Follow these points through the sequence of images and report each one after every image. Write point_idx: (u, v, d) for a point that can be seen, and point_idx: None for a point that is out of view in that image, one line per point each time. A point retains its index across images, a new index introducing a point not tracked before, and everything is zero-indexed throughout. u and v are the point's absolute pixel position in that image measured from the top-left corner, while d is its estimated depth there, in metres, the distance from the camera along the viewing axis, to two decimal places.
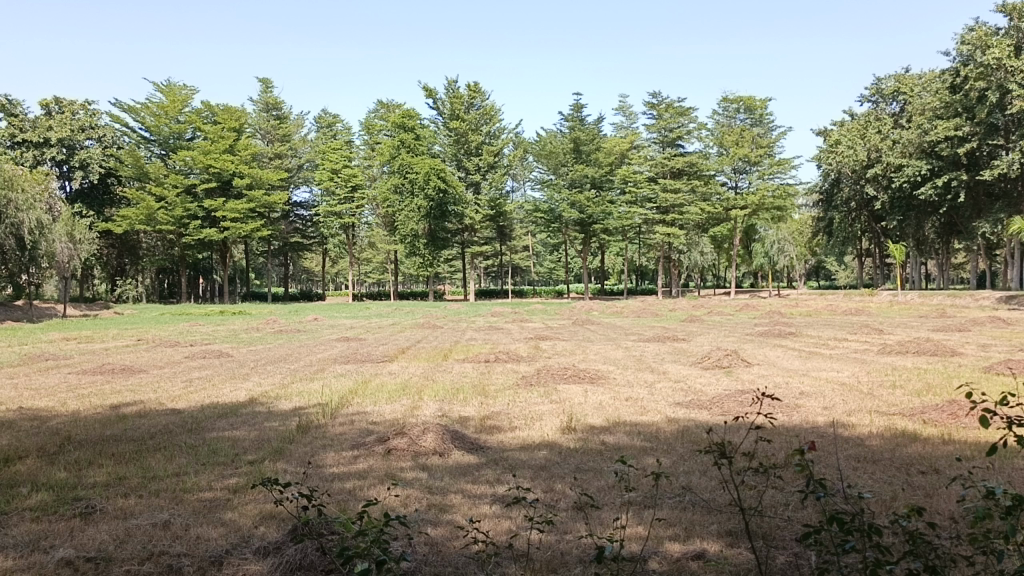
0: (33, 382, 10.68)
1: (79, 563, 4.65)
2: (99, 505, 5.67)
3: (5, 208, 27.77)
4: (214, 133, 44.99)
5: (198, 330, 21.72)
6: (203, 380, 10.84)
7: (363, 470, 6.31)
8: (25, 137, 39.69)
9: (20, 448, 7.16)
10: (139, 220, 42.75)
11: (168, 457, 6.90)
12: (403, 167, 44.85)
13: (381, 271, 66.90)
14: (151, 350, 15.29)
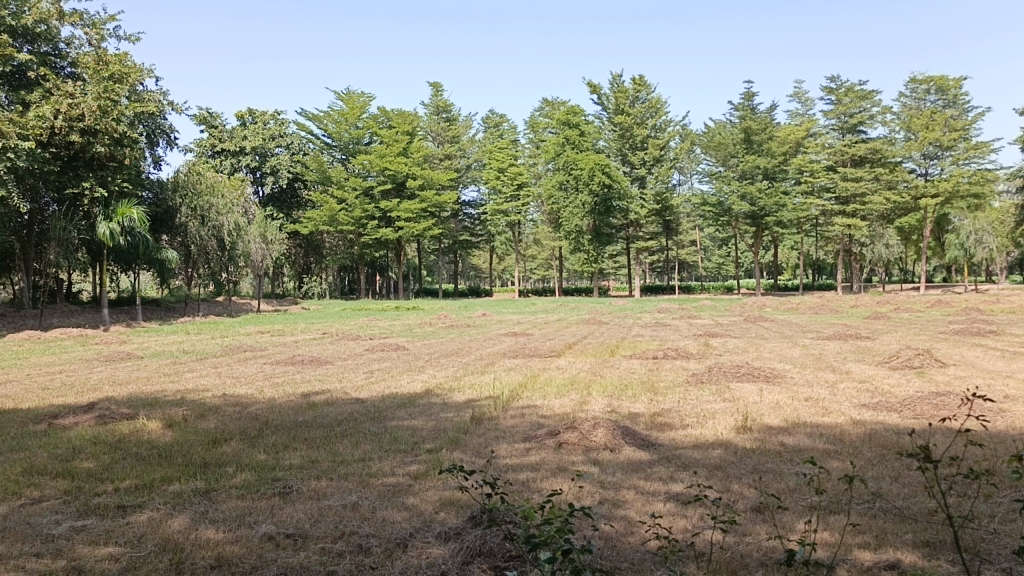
0: (236, 371, 11.67)
1: (279, 539, 5.03)
2: (295, 486, 6.10)
3: (207, 212, 30.77)
4: (388, 137, 47.22)
5: (377, 324, 22.93)
6: (383, 371, 11.41)
7: (536, 462, 6.40)
8: (223, 146, 43.72)
9: (225, 430, 7.82)
10: (323, 221, 45.57)
11: (353, 443, 7.32)
12: (568, 163, 45.29)
13: (546, 268, 67.62)
14: (335, 343, 16.26)
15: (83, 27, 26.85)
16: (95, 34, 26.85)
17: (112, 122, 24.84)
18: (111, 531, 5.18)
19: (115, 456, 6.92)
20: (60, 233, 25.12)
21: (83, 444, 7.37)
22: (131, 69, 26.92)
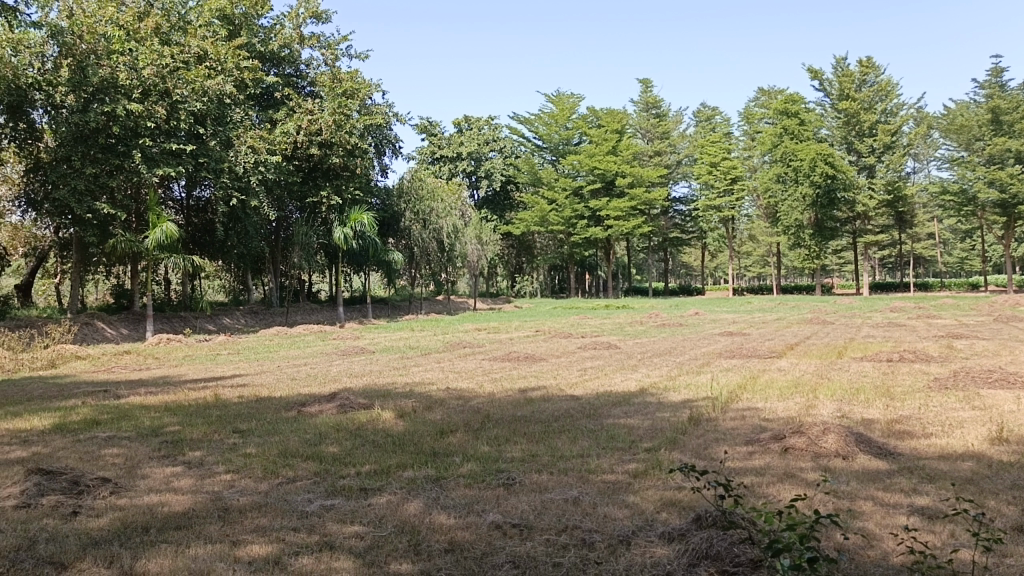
0: (457, 366, 12.27)
1: (506, 528, 5.21)
2: (518, 478, 6.29)
3: (429, 215, 32.61)
4: (598, 136, 47.41)
5: (589, 323, 23.15)
6: (596, 369, 11.50)
7: (761, 466, 6.16)
8: (442, 154, 46.46)
9: (451, 422, 8.23)
10: (534, 222, 46.85)
11: (572, 439, 7.43)
12: (787, 154, 43.62)
13: (762, 265, 64.82)
14: (549, 340, 16.60)
15: (321, 49, 29.37)
16: (330, 54, 29.28)
17: (346, 135, 27.00)
18: (355, 511, 5.63)
19: (355, 443, 7.51)
20: (302, 238, 27.68)
21: (328, 430, 8.08)
22: (361, 85, 29.03)
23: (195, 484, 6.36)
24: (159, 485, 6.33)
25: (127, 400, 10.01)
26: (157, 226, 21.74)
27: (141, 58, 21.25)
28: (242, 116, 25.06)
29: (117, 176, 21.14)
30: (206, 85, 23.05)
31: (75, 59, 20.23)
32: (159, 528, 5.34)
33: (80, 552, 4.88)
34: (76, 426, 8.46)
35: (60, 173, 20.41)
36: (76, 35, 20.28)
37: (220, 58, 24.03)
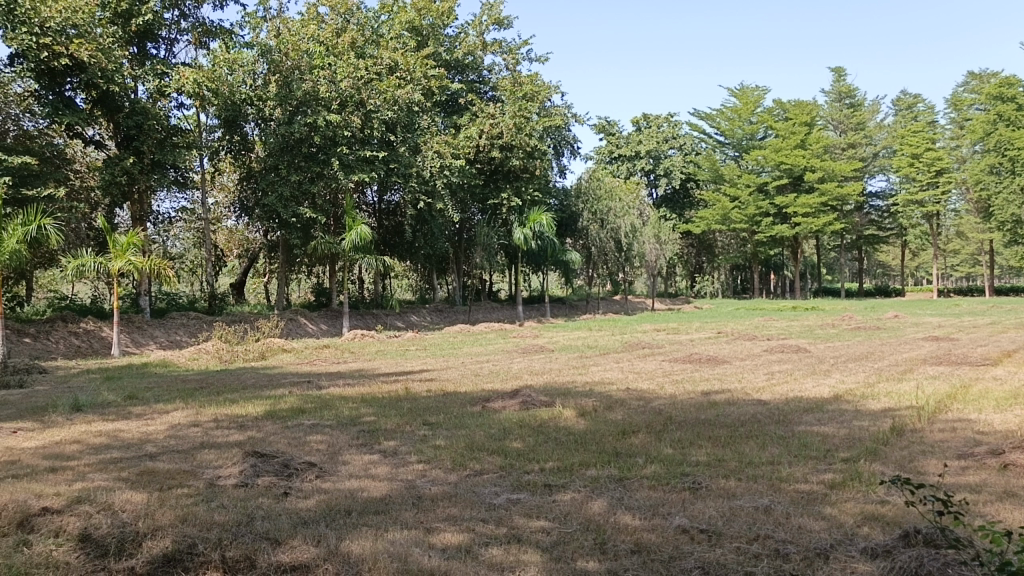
0: (637, 366, 12.16)
1: (693, 533, 5.09)
2: (704, 483, 6.14)
3: (606, 215, 32.54)
4: (785, 130, 45.27)
5: (775, 325, 22.15)
6: (785, 373, 11.01)
7: (976, 483, 5.65)
8: (621, 152, 46.41)
9: (633, 423, 8.17)
10: (716, 220, 45.67)
11: (760, 445, 7.15)
12: (1001, 143, 39.76)
13: (971, 264, 59.39)
14: (733, 343, 16.08)
15: (502, 54, 30.16)
16: (511, 59, 29.99)
17: (525, 137, 27.54)
18: (541, 506, 5.71)
19: (538, 439, 7.62)
20: (484, 240, 28.52)
21: (512, 426, 8.25)
22: (541, 87, 29.51)
23: (391, 472, 6.70)
24: (358, 471, 6.72)
25: (328, 391, 10.75)
26: (352, 229, 23.16)
27: (339, 72, 22.67)
28: (429, 122, 26.29)
29: (317, 183, 22.67)
30: (397, 94, 24.30)
31: (281, 75, 21.89)
32: (359, 512, 5.67)
33: (292, 530, 5.28)
34: (285, 413, 9.18)
35: (269, 180, 22.26)
36: (282, 53, 21.95)
37: (409, 68, 25.33)
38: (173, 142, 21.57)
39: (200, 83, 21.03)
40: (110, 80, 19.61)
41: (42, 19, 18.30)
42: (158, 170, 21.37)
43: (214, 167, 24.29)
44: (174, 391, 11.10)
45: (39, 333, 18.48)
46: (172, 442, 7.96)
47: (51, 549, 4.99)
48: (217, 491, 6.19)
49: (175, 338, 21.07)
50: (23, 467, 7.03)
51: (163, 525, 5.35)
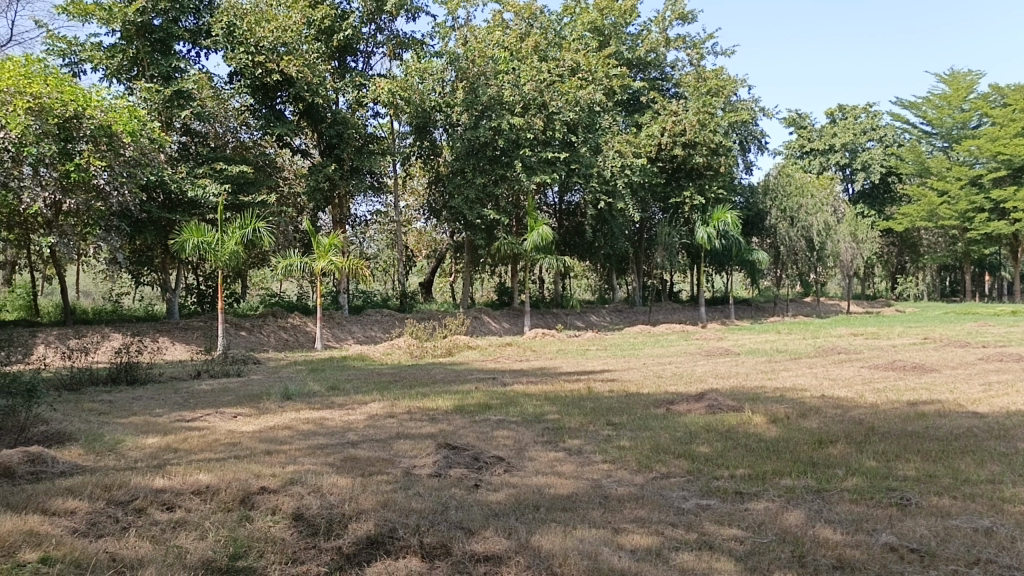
0: (833, 373, 11.50)
1: (903, 551, 4.74)
2: (914, 499, 5.70)
3: (797, 213, 31.04)
4: (1003, 116, 41.28)
5: (992, 331, 20.13)
6: (1005, 384, 9.99)
7: None
8: (813, 147, 44.47)
9: (830, 432, 7.74)
10: (921, 217, 42.43)
11: (978, 462, 6.54)
12: None
13: None
14: (942, 350, 14.80)
15: (686, 49, 29.56)
16: (695, 54, 29.37)
17: (710, 134, 26.71)
18: (733, 513, 5.54)
19: (727, 445, 7.39)
20: (665, 239, 28.14)
21: (698, 430, 8.07)
22: (727, 82, 28.65)
23: (577, 470, 6.75)
24: (545, 468, 6.83)
25: (512, 388, 11.00)
26: (535, 229, 23.53)
27: (522, 76, 23.24)
28: (611, 122, 26.37)
29: (501, 185, 23.41)
30: (579, 95, 24.54)
31: (468, 81, 22.93)
32: (547, 508, 5.75)
33: (484, 521, 5.45)
34: (473, 408, 9.49)
35: (456, 183, 23.25)
36: (469, 60, 22.87)
37: (591, 68, 25.45)
38: (370, 149, 22.97)
39: (394, 93, 22.05)
40: (314, 92, 21.21)
41: (256, 38, 20.15)
42: (356, 175, 22.83)
43: (405, 172, 25.49)
44: (371, 383, 11.80)
45: (253, 327, 20.26)
46: (371, 431, 8.47)
47: (269, 525, 5.45)
48: (413, 479, 6.50)
49: (370, 334, 22.40)
50: (243, 448, 7.72)
51: (366, 509, 5.69)
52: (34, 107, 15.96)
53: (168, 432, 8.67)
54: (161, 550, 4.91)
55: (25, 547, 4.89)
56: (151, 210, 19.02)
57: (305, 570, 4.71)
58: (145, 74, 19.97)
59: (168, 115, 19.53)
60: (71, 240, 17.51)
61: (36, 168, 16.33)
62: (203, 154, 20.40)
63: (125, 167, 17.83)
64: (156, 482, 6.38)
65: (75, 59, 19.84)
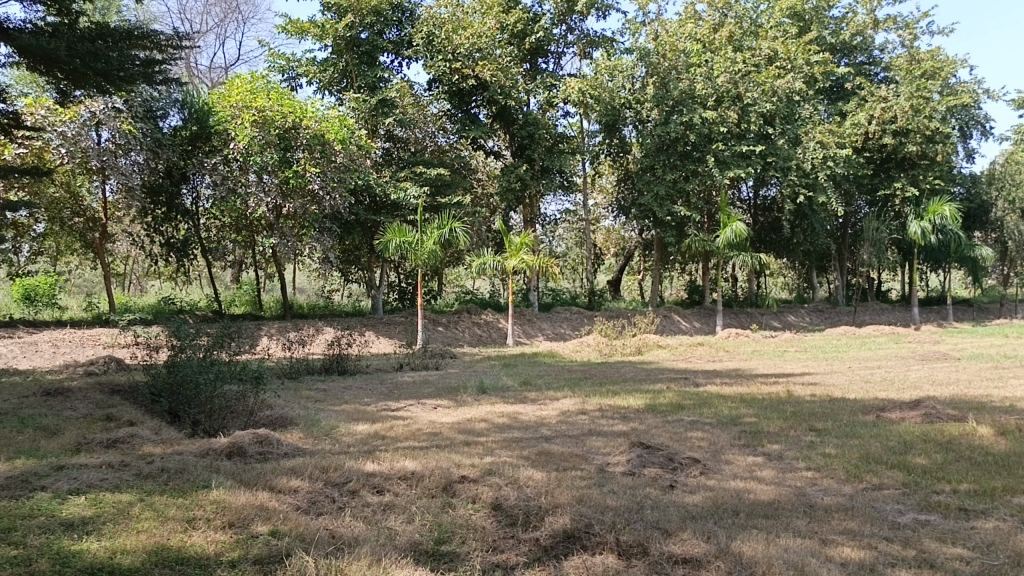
0: None
1: None
2: None
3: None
4: None
5: None
6: None
7: None
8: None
9: None
10: None
11: None
12: None
13: None
14: None
15: (897, 30, 27.51)
16: (908, 34, 27.31)
17: (925, 120, 24.69)
18: (958, 532, 5.08)
19: (948, 457, 6.80)
20: (873, 234, 26.31)
21: (914, 440, 7.47)
22: (944, 63, 26.41)
23: (778, 477, 6.47)
24: (743, 472, 6.60)
25: (706, 389, 10.73)
26: (728, 226, 22.79)
27: (715, 68, 23.01)
28: (812, 111, 25.10)
29: (693, 181, 23.13)
30: (777, 85, 23.68)
31: (659, 76, 22.67)
32: (748, 513, 5.57)
33: (681, 523, 5.36)
34: (666, 408, 9.37)
35: (646, 180, 23.25)
36: (660, 54, 22.67)
37: (790, 56, 24.47)
38: (560, 148, 23.27)
39: (584, 92, 22.11)
40: (507, 95, 21.83)
41: (453, 45, 21.12)
42: (546, 175, 23.24)
43: (595, 170, 25.52)
44: (562, 380, 11.96)
45: (449, 322, 21.31)
46: (564, 428, 8.57)
47: (470, 513, 5.67)
48: (608, 477, 6.51)
49: (560, 331, 22.74)
50: (444, 438, 8.07)
51: (562, 504, 5.77)
52: (259, 119, 18.14)
53: (375, 420, 9.24)
54: (374, 530, 5.24)
55: (257, 520, 5.40)
56: (358, 212, 20.30)
57: (505, 559, 4.85)
58: (353, 85, 21.40)
59: (374, 122, 21.11)
60: (289, 241, 19.26)
61: (260, 174, 18.52)
62: (404, 159, 21.45)
63: (336, 172, 19.16)
64: (367, 467, 6.81)
65: (294, 74, 21.71)
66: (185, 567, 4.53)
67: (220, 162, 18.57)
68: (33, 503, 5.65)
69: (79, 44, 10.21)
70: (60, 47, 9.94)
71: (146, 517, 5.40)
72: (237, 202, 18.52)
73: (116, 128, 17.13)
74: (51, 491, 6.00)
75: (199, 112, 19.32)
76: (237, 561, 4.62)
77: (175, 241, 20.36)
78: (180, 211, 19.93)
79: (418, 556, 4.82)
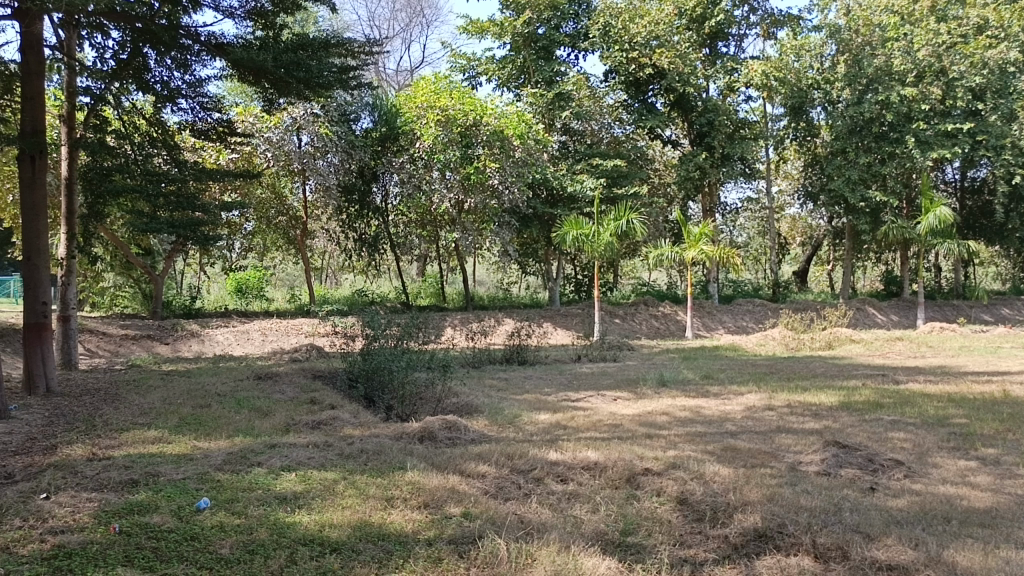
0: None
1: None
2: None
3: None
4: None
5: None
6: None
7: None
8: None
9: None
10: None
11: None
12: None
13: None
14: None
15: None
16: None
17: None
18: None
19: None
20: None
21: None
22: None
23: (995, 483, 5.93)
24: (954, 477, 6.10)
25: (907, 386, 10.02)
26: (930, 211, 21.11)
27: (916, 41, 21.40)
28: None
29: (889, 163, 21.77)
30: (989, 55, 21.46)
31: (851, 52, 21.73)
32: (961, 521, 5.14)
33: (885, 528, 5.04)
34: (861, 406, 8.84)
35: (837, 165, 22.22)
36: (852, 30, 21.74)
37: (1003, 24, 22.44)
38: (742, 134, 22.48)
39: (768, 75, 21.31)
40: (685, 82, 21.35)
41: (630, 35, 21.03)
42: (727, 162, 22.55)
43: (779, 156, 24.38)
44: (747, 374, 11.58)
45: (626, 315, 21.34)
46: (750, 423, 8.30)
47: (656, 506, 5.63)
48: (800, 476, 6.24)
49: (742, 324, 22.01)
50: (625, 430, 8.05)
51: (752, 501, 5.60)
52: (442, 118, 18.91)
53: (557, 410, 9.37)
54: (560, 517, 5.31)
55: (449, 502, 5.63)
56: (536, 206, 20.62)
57: (694, 554, 4.77)
58: (530, 80, 21.75)
59: (550, 116, 21.38)
60: (471, 235, 19.95)
61: (443, 172, 19.39)
62: (580, 151, 21.48)
63: (515, 167, 19.60)
64: (551, 455, 6.92)
65: (474, 72, 22.39)
66: (386, 543, 4.81)
67: (406, 161, 19.61)
68: (252, 477, 6.21)
69: (284, 55, 11.10)
70: (268, 59, 10.84)
71: (349, 494, 5.79)
72: (423, 198, 19.56)
73: (314, 132, 18.38)
74: (267, 466, 6.57)
75: (387, 114, 20.28)
76: (432, 540, 4.85)
77: (367, 237, 21.59)
78: (371, 208, 21.19)
79: (605, 546, 4.84)
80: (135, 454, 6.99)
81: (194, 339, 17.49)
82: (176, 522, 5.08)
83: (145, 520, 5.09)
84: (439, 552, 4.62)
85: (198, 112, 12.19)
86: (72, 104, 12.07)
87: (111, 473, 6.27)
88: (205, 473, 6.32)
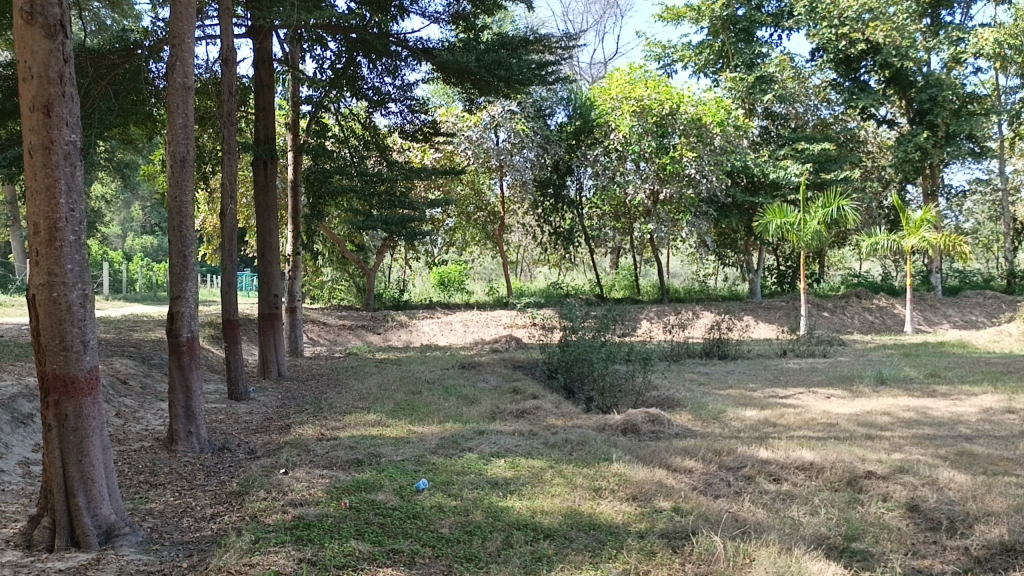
0: None
1: None
2: None
3: None
4: None
5: None
6: None
7: None
8: None
9: None
10: None
11: None
12: None
13: None
14: None
15: None
16: None
17: None
18: None
19: None
20: None
21: None
22: None
23: None
24: None
25: None
26: None
27: None
28: None
29: None
30: None
31: None
32: None
33: None
34: None
35: None
36: None
37: None
38: (970, 110, 20.44)
39: (1002, 42, 19.34)
40: (904, 57, 19.77)
41: (840, 9, 19.83)
42: (953, 141, 20.62)
43: (1014, 131, 21.96)
44: (980, 373, 10.53)
45: (836, 308, 20.20)
46: (988, 427, 7.54)
47: (883, 511, 5.25)
48: None
49: (971, 318, 20.10)
50: (843, 430, 7.59)
51: (996, 512, 5.08)
52: (638, 109, 18.97)
53: (765, 406, 8.99)
54: (776, 518, 5.08)
55: (658, 495, 5.56)
56: (735, 194, 19.91)
57: (930, 564, 4.40)
58: (729, 64, 21.08)
59: (751, 101, 20.53)
60: (666, 226, 19.62)
61: (637, 162, 19.28)
62: (784, 136, 20.58)
63: (713, 156, 19.13)
64: (762, 453, 6.64)
65: (670, 60, 21.97)
66: (598, 532, 4.82)
67: (601, 154, 19.66)
68: (464, 462, 6.46)
69: (486, 55, 11.42)
70: (471, 60, 11.24)
71: (557, 483, 5.86)
72: (617, 190, 19.56)
73: (511, 128, 18.89)
74: (478, 452, 6.81)
75: (582, 108, 20.33)
76: (644, 533, 4.81)
77: (562, 230, 21.77)
78: (566, 202, 21.34)
79: (828, 551, 4.57)
80: (359, 435, 7.50)
81: (403, 330, 18.53)
82: (399, 501, 5.38)
83: (371, 497, 5.44)
84: (653, 546, 4.57)
85: (407, 114, 12.85)
86: (296, 112, 13.10)
87: (339, 453, 6.75)
88: (422, 456, 6.66)
